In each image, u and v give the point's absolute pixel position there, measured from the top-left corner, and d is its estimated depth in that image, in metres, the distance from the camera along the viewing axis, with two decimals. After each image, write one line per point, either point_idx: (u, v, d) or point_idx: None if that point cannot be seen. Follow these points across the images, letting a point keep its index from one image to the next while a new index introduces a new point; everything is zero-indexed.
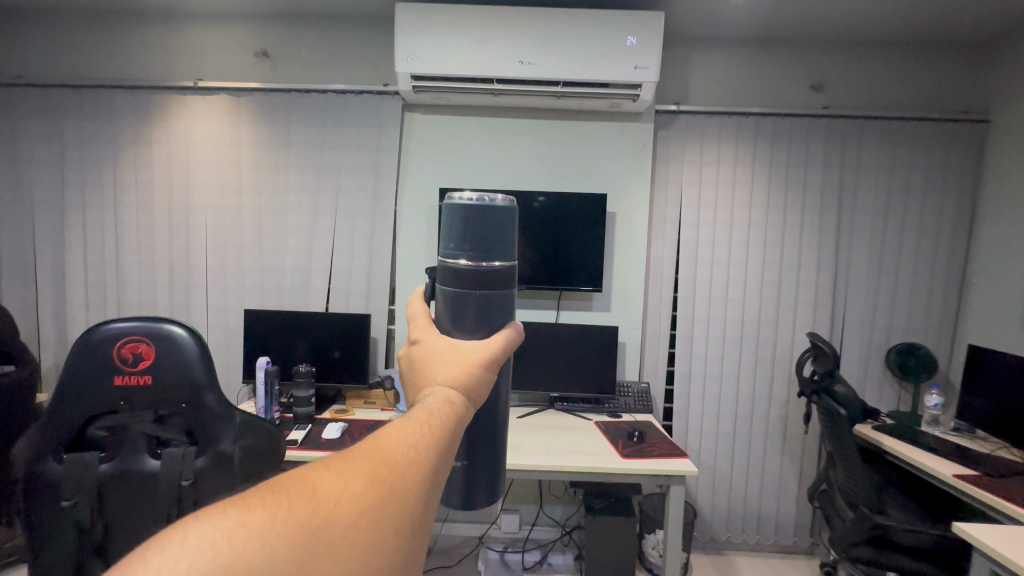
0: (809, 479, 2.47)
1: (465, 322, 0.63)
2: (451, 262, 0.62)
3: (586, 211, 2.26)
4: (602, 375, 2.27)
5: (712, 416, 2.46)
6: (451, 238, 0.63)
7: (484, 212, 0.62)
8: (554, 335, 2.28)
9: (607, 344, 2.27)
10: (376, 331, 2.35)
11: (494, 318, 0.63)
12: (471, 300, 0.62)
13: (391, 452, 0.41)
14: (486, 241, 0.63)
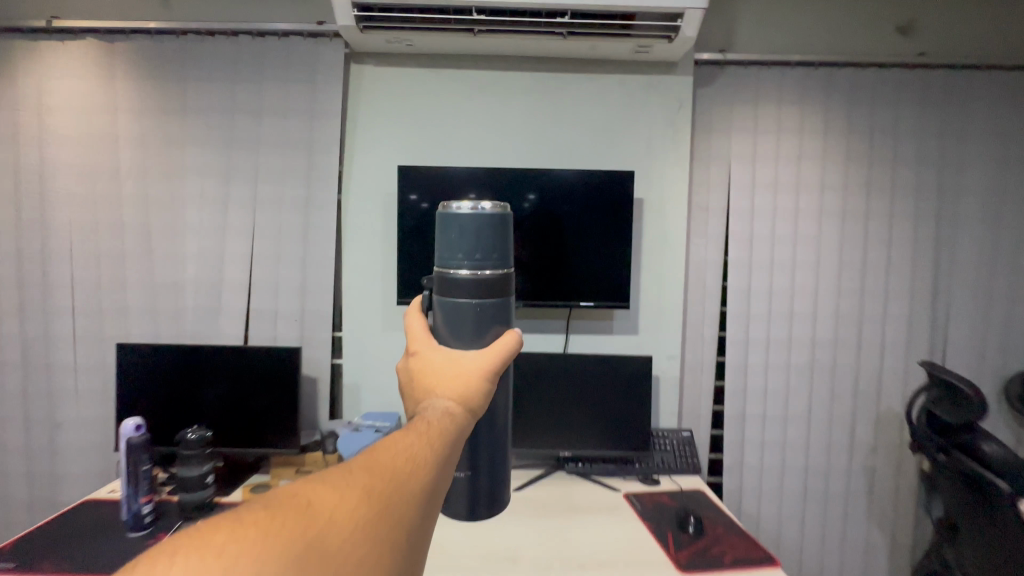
0: (904, 552, 1.84)
1: (462, 332, 0.56)
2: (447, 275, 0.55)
3: (605, 197, 1.63)
4: (632, 425, 1.63)
5: (774, 470, 1.84)
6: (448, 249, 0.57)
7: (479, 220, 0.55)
8: (563, 371, 1.64)
9: (637, 382, 1.63)
10: (316, 369, 1.70)
11: (494, 326, 0.56)
12: (464, 312, 0.55)
13: (390, 465, 0.40)
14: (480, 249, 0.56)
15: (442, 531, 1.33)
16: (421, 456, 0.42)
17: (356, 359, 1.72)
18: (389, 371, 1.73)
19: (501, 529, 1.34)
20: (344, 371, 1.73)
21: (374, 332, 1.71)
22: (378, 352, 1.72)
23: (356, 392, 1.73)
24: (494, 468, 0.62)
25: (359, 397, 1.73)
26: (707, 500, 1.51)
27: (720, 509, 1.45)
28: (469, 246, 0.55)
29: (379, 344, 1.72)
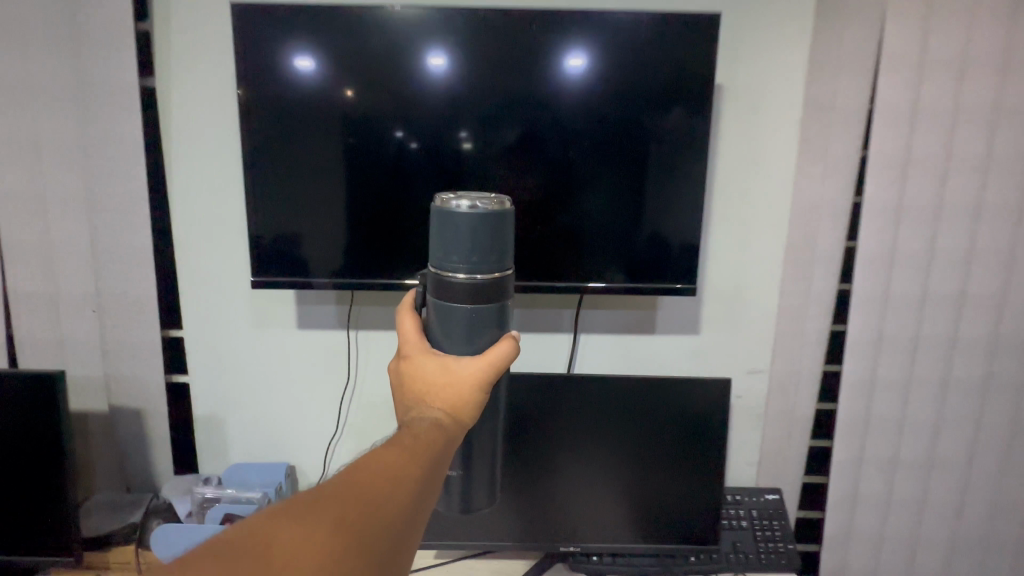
0: None
1: (456, 335, 0.55)
2: (445, 274, 0.54)
3: (668, 75, 0.85)
4: (688, 497, 0.95)
5: (901, 543, 1.16)
6: (446, 246, 0.54)
7: (475, 218, 0.53)
8: (570, 405, 0.94)
9: (700, 423, 0.95)
10: (138, 395, 0.98)
11: (487, 331, 0.55)
12: (457, 313, 0.55)
13: (380, 474, 0.45)
14: (476, 249, 0.53)
15: None
16: (414, 466, 0.46)
17: (214, 377, 1.01)
18: (272, 395, 1.02)
19: None
20: (194, 396, 1.02)
21: (240, 331, 0.99)
22: (250, 364, 1.01)
23: (218, 429, 1.03)
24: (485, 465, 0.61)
25: (223, 438, 1.03)
26: None
27: None
28: (467, 245, 0.53)
29: (251, 350, 1.00)
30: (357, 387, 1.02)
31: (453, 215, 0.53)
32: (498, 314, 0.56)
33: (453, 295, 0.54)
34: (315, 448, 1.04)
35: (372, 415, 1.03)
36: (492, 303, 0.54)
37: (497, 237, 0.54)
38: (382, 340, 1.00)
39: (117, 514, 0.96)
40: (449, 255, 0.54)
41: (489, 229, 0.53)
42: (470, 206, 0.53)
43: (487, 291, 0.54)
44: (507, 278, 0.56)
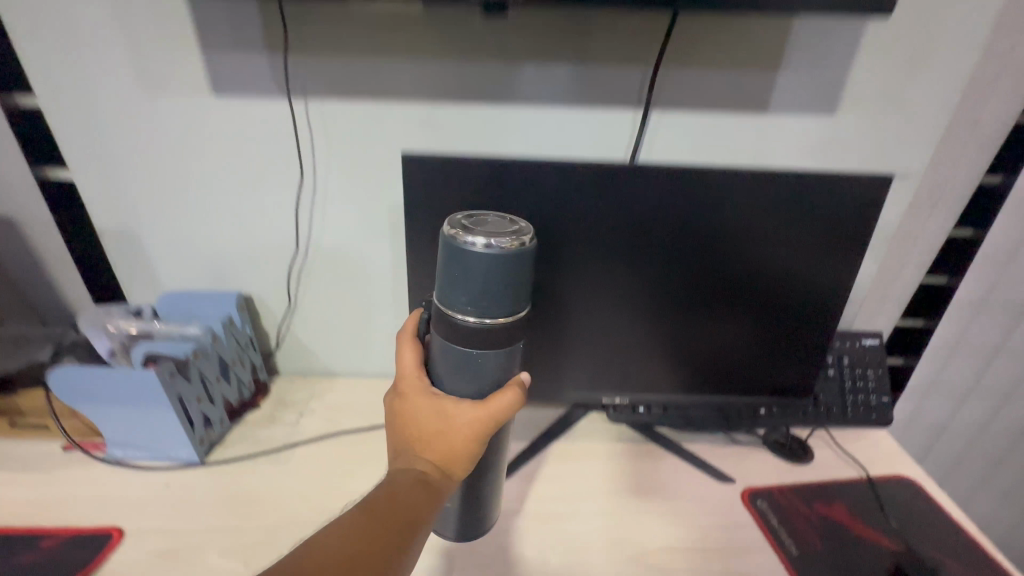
0: None
1: (461, 381, 0.48)
2: (454, 315, 0.45)
3: None
4: (774, 345, 0.69)
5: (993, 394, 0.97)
6: (456, 282, 0.43)
7: (491, 268, 0.42)
8: (624, 213, 0.60)
9: (820, 246, 0.62)
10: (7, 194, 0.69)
11: (496, 370, 0.47)
12: (459, 356, 0.47)
13: (329, 548, 0.41)
14: (491, 264, 0.41)
15: None
16: (377, 537, 0.43)
17: (107, 173, 0.69)
18: (199, 202, 0.71)
19: None
20: (87, 202, 0.71)
21: (126, 99, 0.64)
22: (154, 153, 0.67)
23: (135, 249, 0.75)
24: (484, 497, 0.58)
25: (145, 260, 0.76)
26: (937, 516, 0.66)
27: (984, 557, 0.61)
28: (481, 278, 0.42)
29: (149, 131, 0.66)
30: (319, 189, 0.71)
31: (461, 254, 0.42)
32: (507, 359, 0.47)
33: (455, 336, 0.45)
34: (273, 273, 0.77)
35: (344, 229, 0.74)
36: (503, 348, 0.46)
37: (507, 334, 0.45)
38: (346, 117, 0.66)
39: (19, 352, 0.71)
40: (460, 295, 0.43)
41: (501, 312, 0.44)
42: (482, 242, 0.41)
43: (497, 340, 0.45)
44: (523, 324, 0.46)
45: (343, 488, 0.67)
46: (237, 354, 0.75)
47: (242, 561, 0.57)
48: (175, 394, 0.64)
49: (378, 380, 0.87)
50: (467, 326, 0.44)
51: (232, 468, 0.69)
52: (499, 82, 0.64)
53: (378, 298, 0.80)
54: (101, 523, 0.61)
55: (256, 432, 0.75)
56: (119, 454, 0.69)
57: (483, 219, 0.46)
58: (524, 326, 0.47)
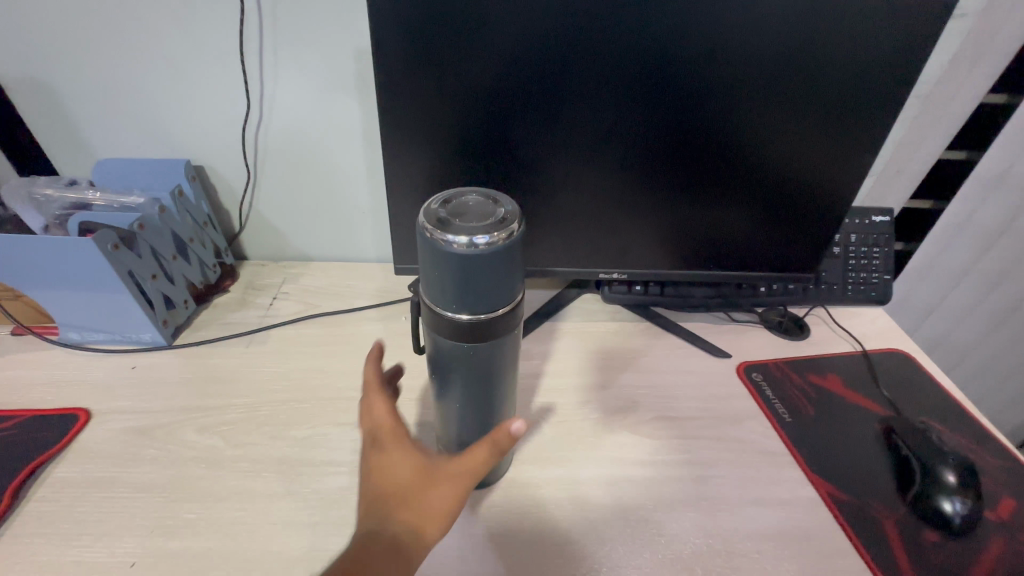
0: None
1: (453, 374, 0.41)
2: (436, 311, 0.36)
3: None
4: (786, 215, 0.63)
5: (988, 276, 0.96)
6: (434, 279, 0.34)
7: (475, 267, 0.32)
8: (633, 45, 0.50)
9: (855, 91, 0.53)
10: None
11: (494, 359, 0.40)
12: (452, 350, 0.38)
13: None
14: (475, 269, 0.32)
15: (264, 528, 0.47)
16: None
17: None
18: (123, 41, 0.60)
19: None
20: None
21: None
22: None
23: (57, 105, 0.64)
24: (497, 466, 0.50)
25: (73, 122, 0.65)
26: (929, 384, 0.65)
27: (969, 419, 0.61)
28: (462, 279, 0.33)
29: None
30: (268, 27, 0.59)
31: (441, 259, 0.32)
32: (506, 347, 0.39)
33: (445, 335, 0.37)
34: (223, 136, 0.67)
35: (302, 80, 0.62)
36: (496, 341, 0.38)
37: (501, 324, 0.37)
38: None
39: None
40: (441, 292, 0.35)
41: (496, 310, 0.36)
42: (465, 241, 0.32)
43: (492, 333, 0.37)
44: (517, 312, 0.37)
45: (324, 367, 0.63)
46: (195, 231, 0.67)
47: (219, 437, 0.54)
48: (124, 268, 0.57)
49: (357, 263, 0.81)
50: (458, 327, 0.36)
51: (202, 349, 0.64)
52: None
53: (348, 168, 0.70)
54: (64, 404, 0.57)
55: (225, 316, 0.70)
56: (76, 337, 0.63)
57: (463, 199, 0.35)
58: (520, 315, 0.38)
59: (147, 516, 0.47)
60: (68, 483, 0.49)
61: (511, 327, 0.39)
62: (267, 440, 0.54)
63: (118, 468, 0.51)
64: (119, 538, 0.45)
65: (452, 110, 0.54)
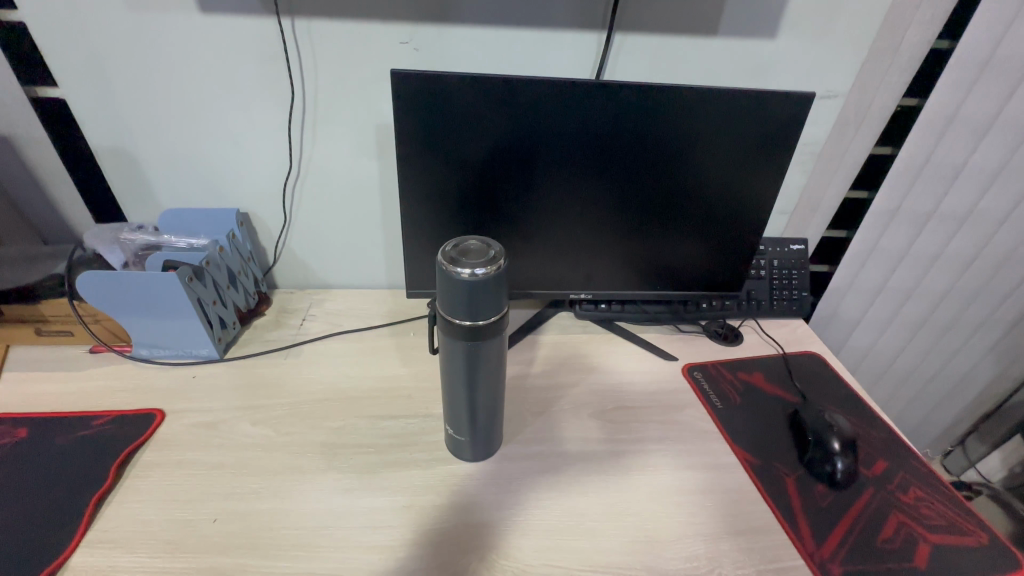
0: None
1: (460, 367, 0.56)
2: (447, 320, 0.52)
3: None
4: (714, 245, 0.80)
5: (898, 292, 1.15)
6: (447, 297, 0.50)
7: (474, 289, 0.48)
8: (588, 124, 0.67)
9: (755, 154, 0.71)
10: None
11: (488, 356, 0.55)
12: (458, 348, 0.54)
13: None
14: (474, 291, 0.48)
15: (314, 493, 0.61)
16: None
17: (101, 96, 0.72)
18: (192, 121, 0.75)
19: (445, 478, 0.64)
20: (80, 120, 0.74)
21: (111, 16, 0.66)
22: (146, 72, 0.71)
23: (132, 167, 0.79)
24: (491, 442, 0.65)
25: (143, 181, 0.80)
26: (833, 378, 0.82)
27: (860, 404, 0.78)
28: (466, 297, 0.49)
29: (140, 50, 0.69)
30: (308, 106, 0.75)
31: (452, 283, 0.48)
32: (497, 345, 0.55)
33: (454, 337, 0.53)
34: (267, 189, 0.83)
35: (333, 145, 0.79)
36: (490, 341, 0.53)
37: (494, 328, 0.52)
38: (334, 34, 0.69)
39: (34, 267, 0.76)
40: (451, 307, 0.50)
41: (490, 319, 0.51)
42: (467, 272, 0.48)
43: (486, 334, 0.52)
44: (505, 320, 0.53)
45: (350, 373, 0.78)
46: (242, 265, 0.83)
47: (271, 428, 0.68)
48: (195, 296, 0.72)
49: (370, 290, 0.96)
50: (463, 330, 0.51)
51: (249, 361, 0.79)
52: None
53: (367, 213, 0.87)
54: (142, 405, 0.71)
55: (264, 334, 0.84)
56: (145, 353, 0.78)
57: (467, 243, 0.51)
58: (506, 322, 0.53)
59: (220, 487, 0.61)
60: (156, 464, 0.63)
61: (499, 331, 0.54)
62: (310, 429, 0.69)
63: (193, 452, 0.65)
64: (203, 502, 0.59)
65: (453, 173, 0.70)
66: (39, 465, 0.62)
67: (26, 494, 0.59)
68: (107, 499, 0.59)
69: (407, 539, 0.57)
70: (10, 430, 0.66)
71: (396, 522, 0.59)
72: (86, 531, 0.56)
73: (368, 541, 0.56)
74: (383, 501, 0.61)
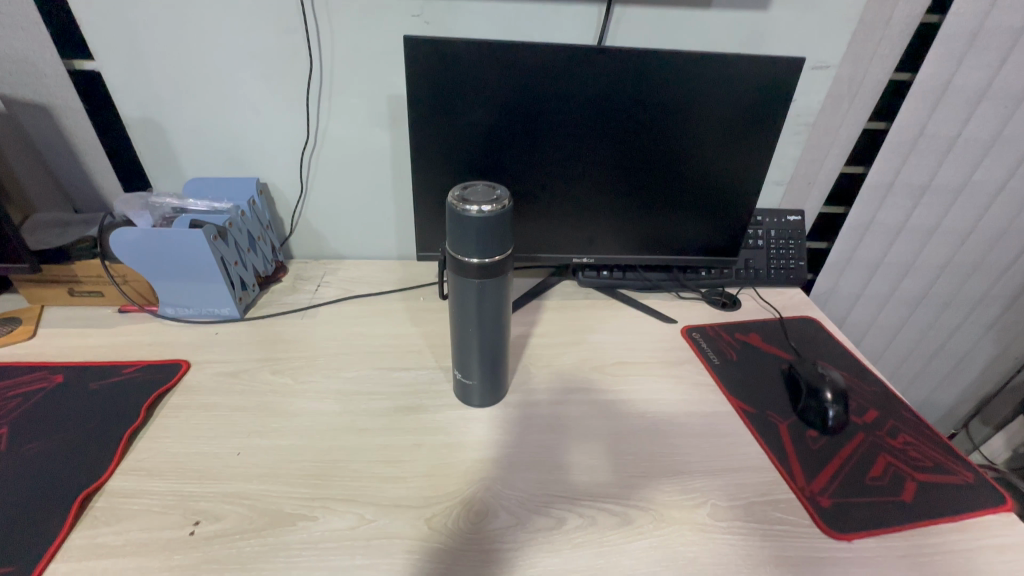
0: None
1: (468, 309, 0.59)
2: (458, 259, 0.55)
3: None
4: (711, 210, 0.83)
5: (896, 266, 1.18)
6: (458, 238, 0.54)
7: (482, 227, 0.52)
8: (588, 89, 0.71)
9: (749, 118, 0.74)
10: (38, 84, 0.77)
11: (494, 297, 0.58)
12: (467, 287, 0.57)
13: None
14: (482, 230, 0.52)
15: (330, 431, 0.65)
16: None
17: (134, 69, 0.77)
18: (217, 92, 0.80)
19: (453, 420, 0.68)
20: (113, 91, 0.79)
21: None
22: (175, 45, 0.76)
23: (160, 138, 0.84)
24: (497, 388, 0.69)
25: (170, 153, 0.85)
26: (827, 339, 0.85)
27: (854, 361, 0.81)
28: (474, 235, 0.53)
29: (171, 24, 0.74)
30: (325, 78, 0.80)
31: (461, 221, 0.52)
32: (503, 287, 0.58)
33: (463, 276, 0.56)
34: (286, 159, 0.88)
35: (347, 116, 0.84)
36: (496, 279, 0.56)
37: (498, 267, 0.56)
38: (351, 8, 0.74)
39: (68, 232, 0.82)
40: (461, 246, 0.54)
41: (497, 257, 0.55)
42: (475, 210, 0.52)
43: (492, 272, 0.56)
44: (509, 260, 0.57)
45: (363, 330, 0.82)
46: (261, 231, 0.87)
47: (289, 377, 0.73)
48: (219, 255, 0.77)
49: (382, 260, 1.01)
50: (471, 267, 0.55)
51: (268, 321, 0.83)
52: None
53: (379, 182, 0.91)
54: (168, 357, 0.75)
55: (282, 298, 0.89)
56: (171, 312, 0.82)
57: (475, 186, 0.55)
58: (511, 263, 0.57)
59: (242, 426, 0.65)
60: (183, 406, 0.67)
61: (504, 272, 0.58)
62: (325, 378, 0.73)
63: (218, 396, 0.69)
64: (228, 438, 0.63)
65: (461, 137, 0.75)
66: (76, 404, 0.66)
67: (65, 428, 0.63)
68: (139, 435, 0.63)
69: (417, 471, 0.61)
70: (47, 376, 0.71)
71: (407, 456, 0.62)
72: (120, 461, 0.60)
73: (381, 472, 0.60)
74: (396, 439, 0.64)
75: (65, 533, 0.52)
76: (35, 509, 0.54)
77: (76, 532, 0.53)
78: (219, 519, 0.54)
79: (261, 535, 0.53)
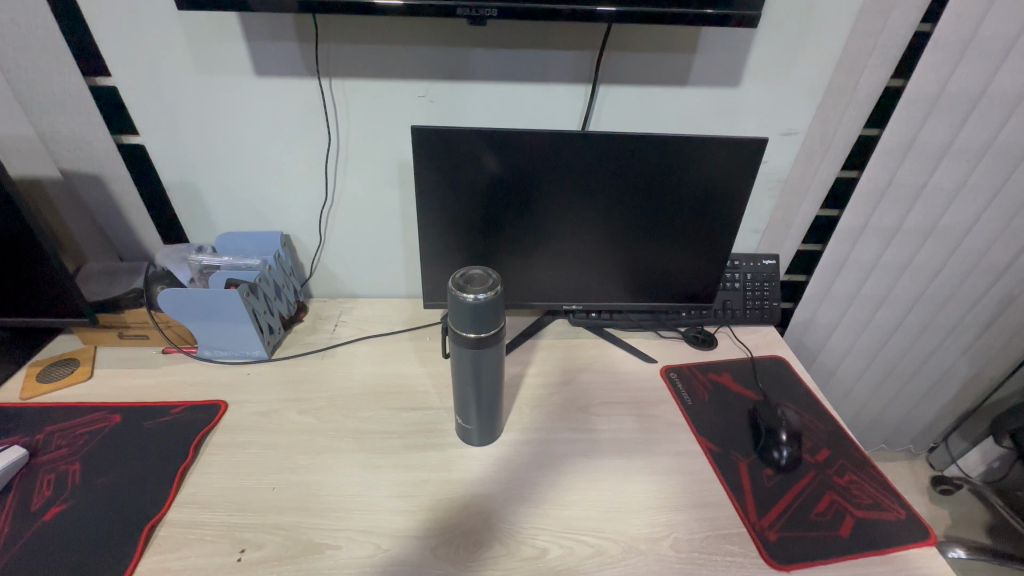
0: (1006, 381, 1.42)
1: (466, 370, 0.69)
2: (457, 333, 0.65)
3: None
4: (688, 263, 0.92)
5: (871, 299, 1.26)
6: (457, 316, 0.64)
7: (476, 310, 0.62)
8: (575, 164, 0.80)
9: (720, 186, 0.83)
10: (92, 157, 0.87)
11: (488, 361, 0.68)
12: (465, 355, 0.67)
13: None
14: (476, 312, 0.62)
15: (350, 469, 0.76)
16: None
17: (174, 143, 0.88)
18: (246, 160, 0.90)
19: (455, 459, 0.78)
20: (156, 162, 0.89)
21: (186, 81, 0.81)
22: (211, 123, 0.86)
23: (196, 198, 0.94)
24: (492, 430, 0.79)
25: (204, 211, 0.96)
26: (793, 379, 0.94)
27: (815, 401, 0.90)
28: (470, 316, 0.63)
29: (208, 107, 0.84)
30: (341, 147, 0.89)
31: (459, 305, 0.62)
32: (496, 353, 0.68)
33: (462, 345, 0.66)
34: (306, 214, 0.98)
35: (360, 178, 0.93)
36: (490, 348, 0.66)
37: (492, 339, 0.66)
38: (364, 90, 0.83)
39: (116, 281, 0.94)
40: (459, 323, 0.64)
41: (490, 332, 0.65)
42: (471, 297, 0.62)
43: (487, 343, 0.66)
44: (502, 331, 0.66)
45: (376, 371, 0.92)
46: (285, 279, 0.98)
47: (313, 417, 0.83)
48: (251, 308, 0.87)
49: (392, 299, 1.11)
50: (468, 339, 0.65)
51: (292, 361, 0.94)
52: (461, 61, 0.81)
53: (390, 232, 1.01)
54: (208, 397, 0.86)
55: (304, 338, 1.00)
56: (208, 354, 0.93)
57: (472, 272, 0.65)
58: (503, 334, 0.67)
59: (275, 463, 0.76)
60: (224, 444, 0.79)
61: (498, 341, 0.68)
62: (344, 418, 0.84)
63: (253, 435, 0.80)
64: (263, 474, 0.74)
65: (463, 205, 0.84)
66: (135, 443, 0.78)
67: (128, 465, 0.75)
68: (189, 471, 0.75)
69: (424, 506, 0.71)
70: (107, 416, 0.82)
71: (415, 491, 0.73)
72: (175, 496, 0.71)
73: (394, 506, 0.71)
74: (406, 476, 0.75)
75: (137, 558, 0.64)
76: (112, 538, 0.65)
77: (145, 558, 0.64)
78: (260, 547, 0.65)
79: (296, 561, 0.64)
